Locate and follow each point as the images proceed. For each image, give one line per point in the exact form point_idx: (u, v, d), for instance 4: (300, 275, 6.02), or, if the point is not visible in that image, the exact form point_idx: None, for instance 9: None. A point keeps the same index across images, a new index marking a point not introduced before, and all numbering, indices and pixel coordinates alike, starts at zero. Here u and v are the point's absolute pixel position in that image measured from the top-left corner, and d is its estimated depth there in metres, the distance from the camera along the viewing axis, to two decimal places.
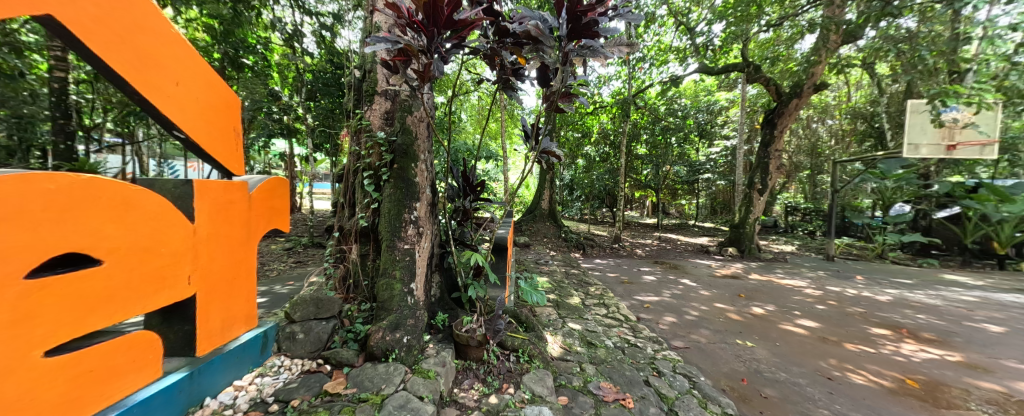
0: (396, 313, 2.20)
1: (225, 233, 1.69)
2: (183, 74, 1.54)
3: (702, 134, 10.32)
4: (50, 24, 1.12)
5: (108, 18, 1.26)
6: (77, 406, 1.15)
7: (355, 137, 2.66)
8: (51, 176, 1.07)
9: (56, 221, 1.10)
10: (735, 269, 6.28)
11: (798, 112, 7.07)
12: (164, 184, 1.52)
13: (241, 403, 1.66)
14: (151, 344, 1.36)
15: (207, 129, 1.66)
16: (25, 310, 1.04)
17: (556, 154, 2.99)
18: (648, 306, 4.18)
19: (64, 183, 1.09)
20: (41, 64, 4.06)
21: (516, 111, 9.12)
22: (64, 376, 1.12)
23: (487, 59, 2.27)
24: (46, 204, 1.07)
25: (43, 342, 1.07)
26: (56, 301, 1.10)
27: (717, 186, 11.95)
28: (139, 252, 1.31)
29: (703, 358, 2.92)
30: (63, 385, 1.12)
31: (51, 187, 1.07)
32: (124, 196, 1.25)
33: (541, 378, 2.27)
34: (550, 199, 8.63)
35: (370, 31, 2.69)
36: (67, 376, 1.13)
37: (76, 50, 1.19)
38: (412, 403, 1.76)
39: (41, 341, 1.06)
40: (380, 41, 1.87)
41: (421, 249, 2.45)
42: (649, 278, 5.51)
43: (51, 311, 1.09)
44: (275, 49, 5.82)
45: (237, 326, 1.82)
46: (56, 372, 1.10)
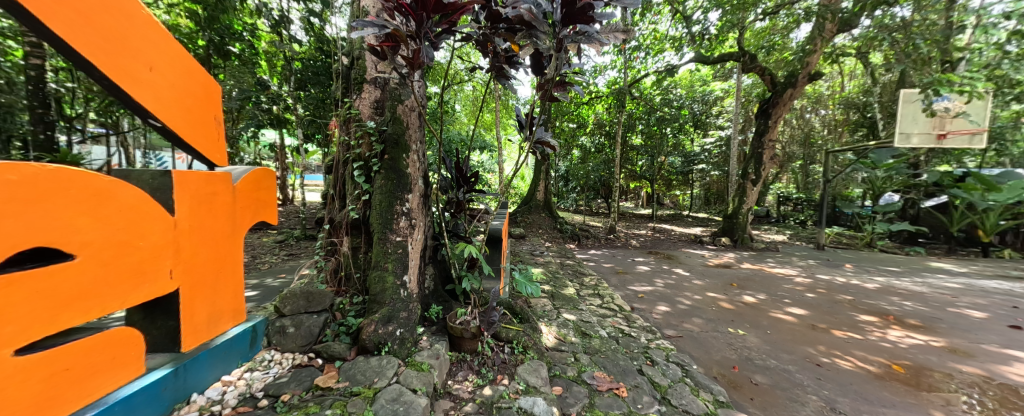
0: (389, 306, 2.18)
1: (208, 225, 1.64)
2: (158, 59, 1.47)
3: (697, 125, 10.34)
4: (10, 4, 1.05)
5: None
6: (51, 407, 1.11)
7: (344, 127, 2.59)
8: (13, 166, 1.01)
9: (21, 215, 1.04)
10: (727, 258, 6.36)
11: (792, 102, 7.07)
12: (142, 174, 1.47)
13: (229, 399, 1.64)
14: (132, 341, 1.33)
15: (184, 117, 1.60)
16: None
17: (551, 144, 2.92)
18: (641, 295, 4.21)
19: (28, 173, 1.04)
20: (17, 50, 3.90)
21: (511, 100, 9.03)
22: (38, 376, 1.09)
23: (479, 46, 2.24)
24: (9, 195, 1.01)
25: (12, 340, 1.02)
26: (24, 296, 1.05)
27: (711, 177, 12.02)
28: (115, 246, 1.25)
29: (696, 346, 2.95)
30: (37, 385, 1.09)
31: (13, 177, 1.01)
32: (97, 188, 1.20)
33: (535, 369, 2.28)
34: (545, 190, 8.59)
35: (359, 16, 2.61)
36: (41, 375, 1.09)
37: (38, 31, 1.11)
38: (405, 396, 1.74)
39: (10, 339, 1.02)
40: (367, 25, 1.80)
41: (413, 241, 2.42)
42: (643, 268, 5.56)
43: (20, 308, 1.05)
44: (263, 36, 5.60)
45: (225, 321, 1.78)
46: (29, 371, 1.06)
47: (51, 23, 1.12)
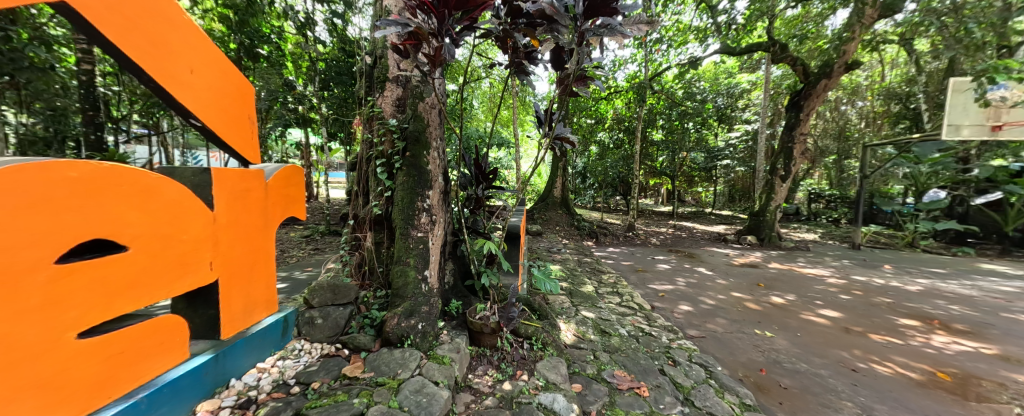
0: (411, 300, 2.23)
1: (243, 220, 1.72)
2: (198, 61, 1.55)
3: (721, 119, 9.98)
4: (69, 14, 1.13)
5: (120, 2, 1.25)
6: (107, 388, 1.19)
7: (367, 124, 2.65)
8: (74, 164, 1.09)
9: (78, 208, 1.11)
10: (753, 257, 6.14)
11: (826, 94, 6.70)
12: (184, 171, 1.55)
13: (264, 385, 1.72)
14: (178, 328, 1.42)
15: (221, 117, 1.67)
16: (60, 294, 1.08)
17: (570, 140, 2.90)
18: (662, 294, 4.13)
19: (86, 171, 1.12)
20: (69, 57, 4.29)
21: (529, 97, 9.01)
22: (96, 359, 1.17)
23: (499, 42, 2.21)
24: (70, 190, 1.09)
25: (75, 325, 1.11)
26: (82, 284, 1.13)
27: (736, 172, 11.63)
28: (160, 239, 1.34)
29: (720, 347, 2.87)
30: (97, 366, 1.17)
31: (75, 175, 1.10)
32: (144, 184, 1.28)
33: (554, 366, 2.30)
34: (562, 187, 8.55)
35: (381, 15, 2.68)
36: (100, 357, 1.17)
37: (91, 37, 1.20)
38: (428, 388, 1.79)
39: (73, 323, 1.11)
40: (390, 25, 1.83)
41: (434, 237, 2.46)
42: (664, 266, 5.45)
43: (81, 296, 1.13)
44: (289, 38, 5.80)
45: (259, 311, 1.86)
46: (90, 354, 1.14)
47: (103, 29, 1.19)
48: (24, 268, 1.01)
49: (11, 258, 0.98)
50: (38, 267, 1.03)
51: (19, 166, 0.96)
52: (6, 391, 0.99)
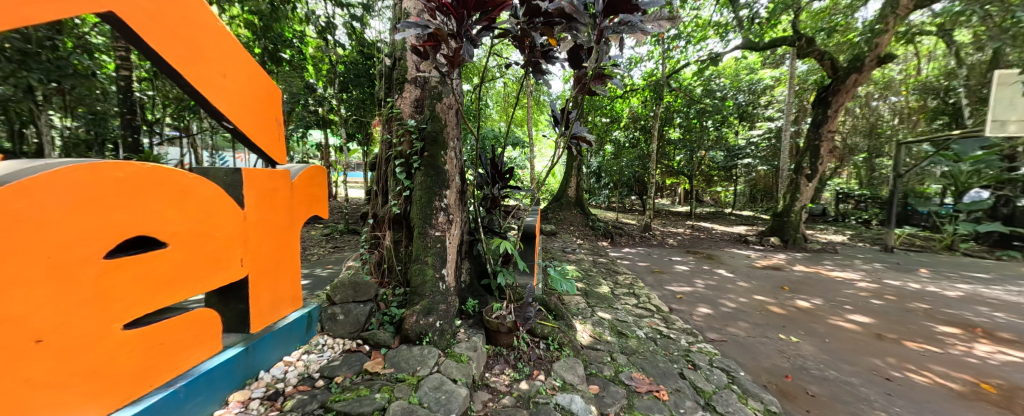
0: (429, 299, 2.26)
1: (271, 219, 1.78)
2: (229, 66, 1.61)
3: (742, 116, 9.68)
4: (115, 22, 1.20)
5: (159, 10, 1.32)
6: (149, 377, 1.26)
7: (386, 125, 2.70)
8: (121, 165, 1.16)
9: (125, 206, 1.18)
10: (777, 259, 5.93)
11: (856, 89, 6.42)
12: (217, 172, 1.62)
13: (291, 377, 1.78)
14: (212, 321, 1.48)
15: (251, 119, 1.74)
16: (108, 287, 1.15)
17: (587, 139, 2.88)
18: (680, 296, 4.04)
19: (132, 171, 1.19)
20: (109, 64, 4.56)
21: (543, 96, 8.97)
22: (139, 349, 1.23)
23: (517, 41, 2.21)
24: (118, 189, 1.15)
25: (121, 316, 1.18)
26: (128, 278, 1.20)
27: (758, 172, 11.28)
28: (196, 236, 1.40)
29: (742, 352, 2.79)
30: (140, 356, 1.24)
31: (122, 175, 1.16)
32: (182, 184, 1.34)
33: (571, 366, 2.29)
34: (577, 187, 8.49)
35: (400, 18, 2.72)
36: (144, 347, 1.24)
37: (134, 44, 1.27)
38: (446, 385, 1.81)
39: (120, 315, 1.18)
40: (412, 26, 1.86)
41: (451, 236, 2.48)
42: (681, 268, 5.33)
43: (127, 289, 1.20)
44: (310, 43, 5.96)
45: (285, 306, 1.93)
46: (134, 344, 1.21)
47: (145, 37, 1.26)
48: (75, 263, 1.07)
49: (64, 253, 1.05)
50: (88, 263, 1.09)
51: (72, 166, 1.02)
52: (60, 378, 1.06)
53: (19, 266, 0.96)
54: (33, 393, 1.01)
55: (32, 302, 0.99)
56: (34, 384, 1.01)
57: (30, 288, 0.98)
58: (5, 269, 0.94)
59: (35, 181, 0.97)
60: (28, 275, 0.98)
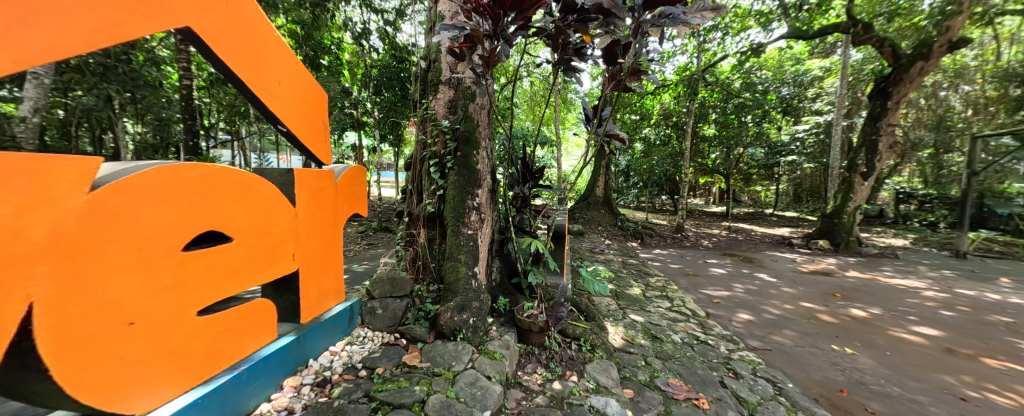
0: (462, 296, 2.30)
1: (319, 216, 1.88)
2: (284, 74, 1.72)
3: (786, 111, 9.08)
4: (190, 35, 1.32)
5: (225, 23, 1.43)
6: (217, 360, 1.38)
7: (421, 126, 2.78)
8: (195, 166, 1.28)
9: (198, 204, 1.30)
10: (827, 264, 5.52)
11: (922, 79, 5.84)
12: (272, 171, 1.73)
13: (336, 366, 1.87)
14: (268, 311, 1.59)
15: (302, 122, 1.85)
16: (185, 277, 1.26)
17: (620, 137, 2.83)
18: (717, 301, 3.85)
19: (203, 172, 1.30)
20: (173, 75, 5.02)
21: (571, 94, 8.87)
22: (209, 334, 1.35)
23: (551, 39, 2.20)
24: (192, 188, 1.27)
25: (195, 304, 1.29)
26: (201, 269, 1.31)
27: (804, 170, 10.55)
28: (256, 232, 1.51)
29: (789, 362, 2.61)
30: (211, 340, 1.36)
31: (196, 175, 1.28)
32: (244, 184, 1.46)
33: (604, 369, 2.26)
34: (605, 186, 8.32)
35: (435, 21, 2.79)
36: (213, 332, 1.36)
37: (205, 55, 1.39)
38: (481, 382, 1.85)
39: (194, 303, 1.29)
40: (448, 28, 1.89)
41: (483, 235, 2.51)
42: (718, 271, 5.08)
43: (200, 279, 1.31)
44: (347, 49, 6.23)
45: (331, 299, 2.03)
46: (205, 329, 1.33)
47: (215, 48, 1.38)
48: (160, 254, 1.18)
49: (151, 245, 1.16)
50: (169, 254, 1.20)
51: (156, 167, 1.13)
52: (146, 358, 1.17)
53: (116, 256, 1.08)
54: (126, 370, 1.12)
55: (126, 290, 1.10)
56: (126, 362, 1.12)
57: (123, 276, 1.09)
58: (106, 259, 1.05)
59: (130, 180, 1.09)
60: (123, 264, 1.09)
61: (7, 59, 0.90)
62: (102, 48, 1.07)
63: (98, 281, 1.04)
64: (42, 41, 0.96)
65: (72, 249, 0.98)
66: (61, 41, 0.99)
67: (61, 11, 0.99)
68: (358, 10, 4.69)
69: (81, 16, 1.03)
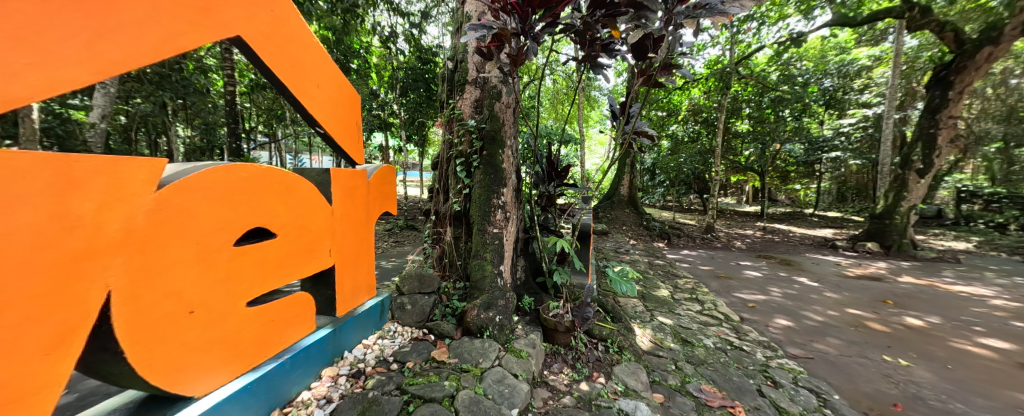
0: (488, 294, 2.32)
1: (352, 214, 1.96)
2: (322, 78, 1.80)
3: (829, 104, 8.50)
4: (240, 44, 1.41)
5: (271, 30, 1.52)
6: (264, 348, 1.47)
7: (448, 126, 2.82)
8: (244, 166, 1.36)
9: (246, 202, 1.38)
10: (876, 268, 5.13)
11: (991, 65, 5.31)
12: (310, 171, 1.81)
13: (369, 359, 1.94)
14: (308, 304, 1.68)
15: (338, 124, 1.93)
16: (235, 269, 1.34)
17: (649, 134, 2.76)
18: (753, 305, 3.67)
19: (251, 172, 1.38)
20: (218, 82, 5.36)
21: (594, 90, 8.73)
22: (257, 324, 1.44)
23: (579, 36, 2.17)
24: (242, 187, 1.35)
25: (245, 295, 1.38)
26: (250, 263, 1.40)
27: (849, 167, 9.85)
28: (297, 229, 1.59)
29: (834, 372, 2.45)
30: (258, 330, 1.44)
31: (245, 175, 1.36)
32: (287, 183, 1.54)
33: (633, 372, 2.21)
34: (630, 185, 8.13)
35: (461, 22, 2.82)
36: (261, 322, 1.45)
37: (254, 62, 1.48)
38: (508, 379, 1.86)
39: (244, 294, 1.38)
40: (477, 28, 1.90)
41: (508, 233, 2.52)
42: (753, 274, 4.84)
43: (249, 272, 1.40)
44: (374, 53, 6.41)
45: (363, 294, 2.10)
46: (254, 319, 1.42)
47: (262, 55, 1.47)
48: (214, 248, 1.27)
49: (207, 240, 1.25)
50: (223, 248, 1.29)
51: (211, 168, 1.21)
52: (204, 344, 1.26)
53: (178, 250, 1.16)
54: (187, 355, 1.21)
55: (187, 280, 1.20)
56: (187, 347, 1.21)
57: (184, 268, 1.18)
58: (170, 252, 1.14)
59: (189, 180, 1.17)
60: (184, 257, 1.18)
61: (86, 70, 0.98)
62: (165, 60, 1.15)
63: (163, 272, 1.13)
64: (117, 53, 1.05)
65: (143, 242, 1.07)
66: (130, 54, 1.07)
67: (132, 26, 1.08)
68: (384, 14, 4.81)
69: (148, 30, 1.11)
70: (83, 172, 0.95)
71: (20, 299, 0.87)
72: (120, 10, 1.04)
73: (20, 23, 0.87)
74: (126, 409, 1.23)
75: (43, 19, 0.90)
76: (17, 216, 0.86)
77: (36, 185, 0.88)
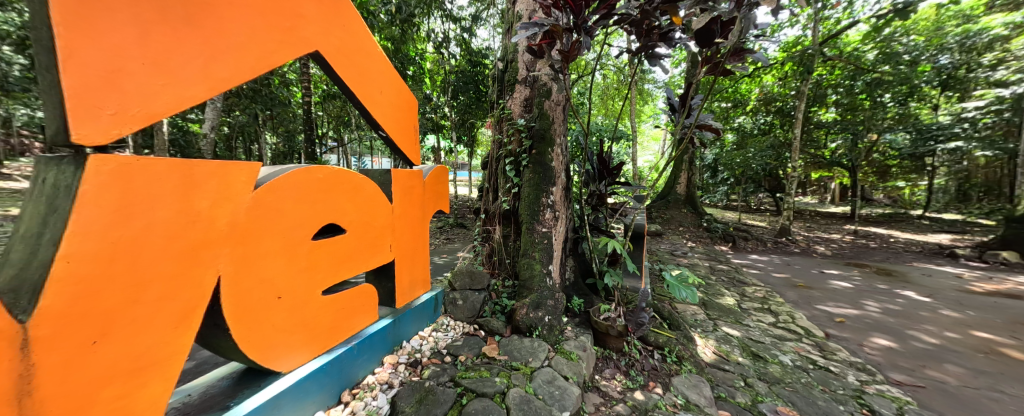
0: (537, 293, 2.28)
1: (410, 212, 2.03)
2: (385, 84, 1.88)
3: (943, 86, 7.17)
4: (318, 58, 1.52)
5: (343, 44, 1.61)
6: (336, 334, 1.57)
7: (497, 126, 2.81)
8: (321, 167, 1.45)
9: (322, 200, 1.48)
10: (1010, 284, 4.24)
11: None
12: (373, 171, 1.90)
13: (425, 350, 2.00)
14: (372, 295, 1.76)
15: (398, 126, 2.01)
16: (314, 261, 1.45)
17: (715, 128, 2.51)
18: (840, 320, 3.23)
19: (326, 173, 1.48)
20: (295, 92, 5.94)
21: (647, 84, 8.29)
22: (332, 311, 1.54)
23: (635, 26, 2.05)
24: (318, 187, 1.45)
25: (321, 284, 1.48)
26: (325, 256, 1.50)
27: (969, 162, 8.27)
28: (363, 225, 1.68)
29: (954, 406, 2.06)
30: (333, 316, 1.55)
31: (321, 175, 1.46)
32: (355, 182, 1.63)
33: (695, 385, 2.05)
34: (688, 184, 7.61)
35: (513, 21, 2.79)
36: (334, 310, 1.55)
37: (328, 74, 1.59)
38: (558, 381, 1.82)
39: (320, 283, 1.48)
40: (528, 27, 1.87)
41: (557, 233, 2.47)
42: (840, 284, 4.26)
43: (325, 264, 1.50)
44: (428, 58, 6.63)
45: (420, 288, 2.17)
46: (329, 306, 1.52)
47: (335, 67, 1.58)
48: (297, 242, 1.37)
49: (291, 234, 1.35)
50: (305, 242, 1.39)
51: (295, 168, 1.31)
52: (289, 327, 1.37)
53: (268, 243, 1.27)
54: (276, 335, 1.32)
55: (275, 270, 1.31)
56: (277, 329, 1.32)
57: (274, 259, 1.29)
58: (262, 244, 1.26)
59: (279, 180, 1.28)
60: (273, 249, 1.29)
61: (202, 88, 1.11)
62: (261, 75, 1.27)
63: (258, 262, 1.25)
64: (225, 71, 1.17)
65: (243, 235, 1.19)
66: (234, 73, 1.20)
67: (236, 46, 1.20)
68: (439, 20, 4.94)
69: (248, 51, 1.23)
70: (200, 173, 1.07)
71: (156, 282, 1.00)
72: (225, 34, 1.17)
73: (157, 53, 1.00)
74: (230, 378, 1.40)
75: (172, 46, 1.03)
76: (154, 212, 0.98)
77: (167, 184, 1.00)
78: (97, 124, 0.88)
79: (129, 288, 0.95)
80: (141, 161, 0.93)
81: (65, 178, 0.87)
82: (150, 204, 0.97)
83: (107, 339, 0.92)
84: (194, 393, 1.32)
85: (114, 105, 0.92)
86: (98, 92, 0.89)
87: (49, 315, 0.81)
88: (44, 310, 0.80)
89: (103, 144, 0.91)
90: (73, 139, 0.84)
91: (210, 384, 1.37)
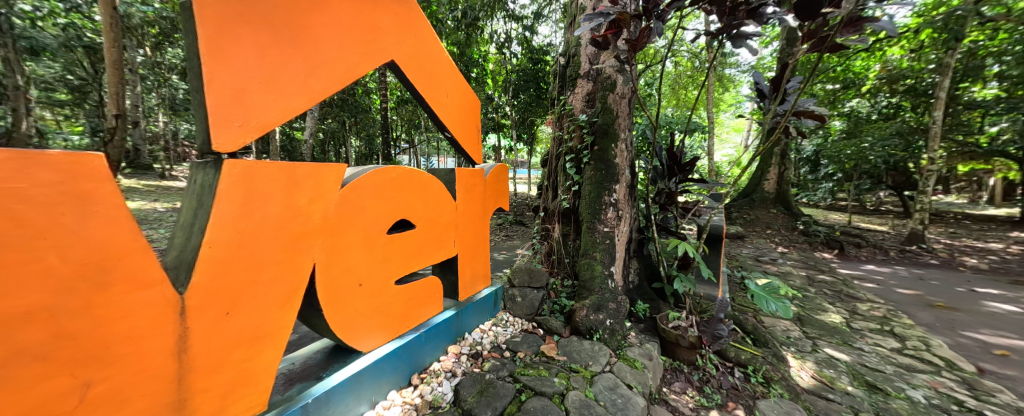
0: (599, 295, 2.20)
1: (473, 210, 2.10)
2: (452, 87, 1.97)
3: None
4: (394, 66, 1.64)
5: (415, 52, 1.72)
6: (406, 321, 1.68)
7: (559, 122, 2.75)
8: (395, 167, 1.57)
9: (395, 198, 1.59)
10: None
11: None
12: (439, 171, 2.00)
13: (486, 343, 2.04)
14: (438, 287, 1.86)
15: (463, 127, 2.08)
16: (389, 253, 1.57)
17: (820, 114, 2.13)
18: (1001, 352, 2.54)
19: (399, 173, 1.59)
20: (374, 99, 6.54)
21: (728, 70, 7.41)
22: (403, 299, 1.65)
23: (715, 5, 1.84)
24: (393, 185, 1.57)
25: (394, 274, 1.60)
26: (397, 249, 1.61)
27: None
28: (430, 221, 1.78)
29: None
30: (404, 304, 1.66)
31: (395, 175, 1.57)
32: (425, 181, 1.73)
33: (786, 411, 1.78)
34: (779, 180, 6.66)
35: (575, 14, 2.70)
36: (406, 298, 1.66)
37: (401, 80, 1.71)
38: (621, 389, 1.72)
39: (393, 273, 1.60)
40: (593, 18, 1.78)
41: (620, 233, 2.34)
42: (1000, 307, 3.35)
43: (398, 256, 1.62)
44: (491, 59, 6.77)
45: (480, 283, 2.22)
46: (401, 295, 1.64)
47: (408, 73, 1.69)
48: (375, 235, 1.50)
49: (371, 229, 1.48)
50: (381, 236, 1.52)
51: (374, 169, 1.43)
52: (368, 311, 1.50)
53: (352, 236, 1.41)
54: (358, 318, 1.46)
55: (358, 260, 1.44)
56: (359, 313, 1.46)
57: (356, 250, 1.43)
58: (348, 237, 1.39)
59: (361, 180, 1.41)
60: (356, 242, 1.43)
61: (303, 100, 1.26)
62: (348, 86, 1.40)
63: (344, 252, 1.39)
64: (321, 85, 1.32)
65: (333, 228, 1.33)
66: (327, 85, 1.33)
67: (329, 62, 1.34)
68: (501, 21, 5.00)
69: (338, 65, 1.37)
70: (302, 173, 1.22)
71: (269, 267, 1.16)
72: (321, 52, 1.31)
73: (271, 72, 1.16)
74: (324, 352, 1.59)
75: (282, 65, 1.19)
76: (267, 207, 1.14)
77: (278, 183, 1.15)
78: (229, 134, 1.06)
79: (249, 271, 1.12)
80: (259, 164, 1.10)
81: (208, 178, 1.04)
82: (265, 201, 1.14)
83: (235, 312, 1.10)
84: (296, 362, 1.52)
85: (240, 118, 1.09)
86: (229, 109, 1.06)
87: (196, 289, 0.99)
88: (194, 285, 0.98)
89: (233, 151, 1.08)
90: (214, 148, 1.02)
91: (308, 356, 1.57)
